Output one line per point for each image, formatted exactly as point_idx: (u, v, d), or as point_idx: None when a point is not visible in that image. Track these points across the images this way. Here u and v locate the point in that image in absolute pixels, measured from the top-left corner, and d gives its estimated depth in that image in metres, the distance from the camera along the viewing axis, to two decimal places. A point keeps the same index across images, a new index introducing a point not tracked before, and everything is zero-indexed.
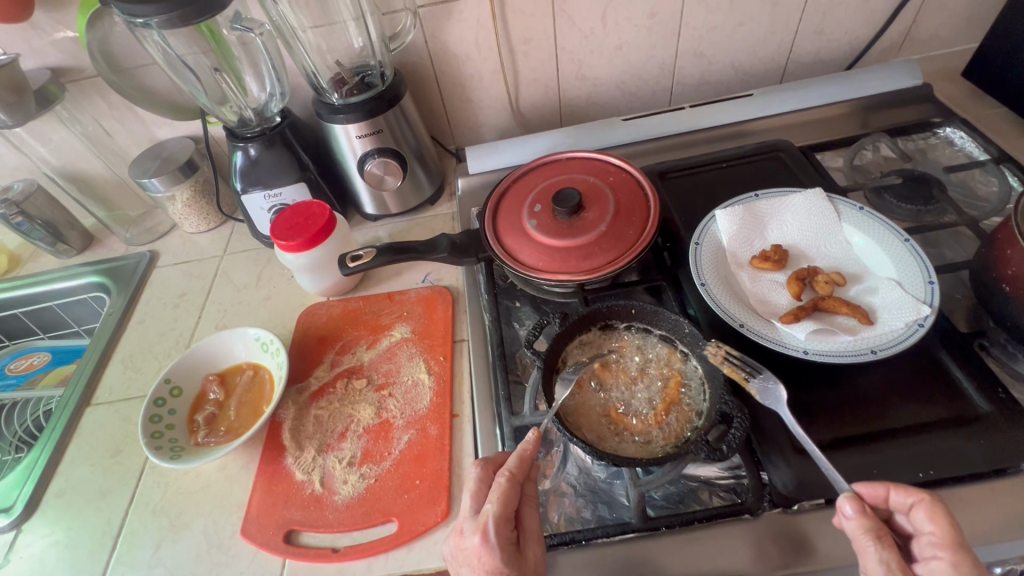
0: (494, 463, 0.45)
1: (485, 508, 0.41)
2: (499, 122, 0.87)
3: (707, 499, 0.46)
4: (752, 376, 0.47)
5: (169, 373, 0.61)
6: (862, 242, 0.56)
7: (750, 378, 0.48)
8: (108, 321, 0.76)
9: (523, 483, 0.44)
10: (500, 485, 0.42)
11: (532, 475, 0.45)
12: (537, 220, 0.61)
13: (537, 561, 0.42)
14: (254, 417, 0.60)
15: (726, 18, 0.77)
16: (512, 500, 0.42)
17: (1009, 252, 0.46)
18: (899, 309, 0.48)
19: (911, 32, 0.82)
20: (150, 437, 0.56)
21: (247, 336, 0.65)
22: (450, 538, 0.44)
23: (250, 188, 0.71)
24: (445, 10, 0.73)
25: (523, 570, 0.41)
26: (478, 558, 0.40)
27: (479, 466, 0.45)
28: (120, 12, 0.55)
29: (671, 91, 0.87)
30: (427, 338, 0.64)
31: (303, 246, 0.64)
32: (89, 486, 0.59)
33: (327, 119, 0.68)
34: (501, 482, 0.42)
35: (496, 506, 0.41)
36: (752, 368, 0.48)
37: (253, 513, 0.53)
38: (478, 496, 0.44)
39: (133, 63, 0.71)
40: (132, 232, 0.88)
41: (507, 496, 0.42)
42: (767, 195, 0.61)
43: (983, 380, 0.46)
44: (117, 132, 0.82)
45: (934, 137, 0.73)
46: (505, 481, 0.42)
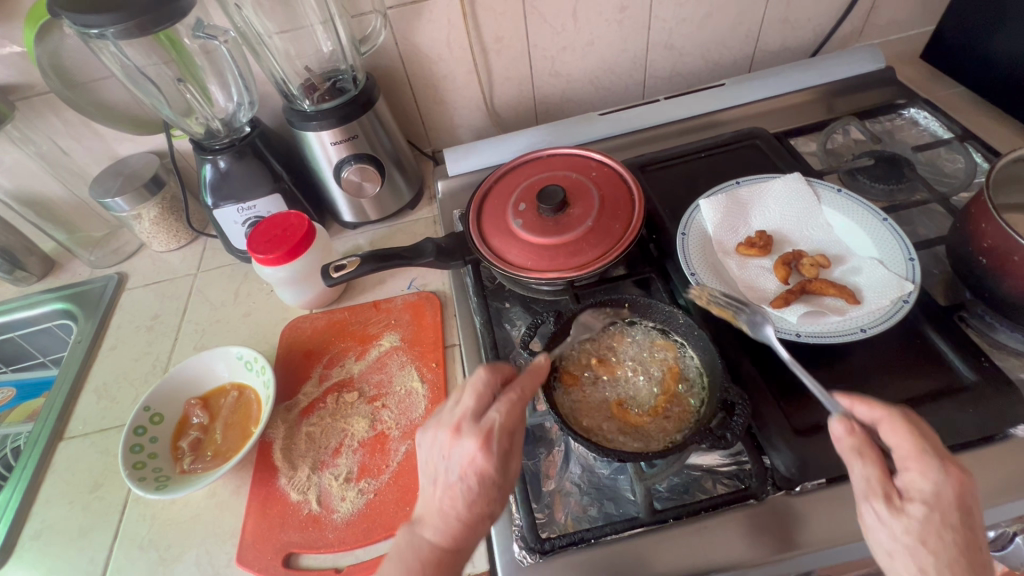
0: (501, 372, 0.44)
1: (490, 416, 0.40)
2: (475, 122, 0.87)
3: (711, 487, 0.47)
4: (740, 313, 0.50)
5: (148, 400, 0.58)
6: (843, 224, 0.57)
7: (737, 315, 0.50)
8: (77, 349, 0.72)
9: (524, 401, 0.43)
10: (507, 400, 0.41)
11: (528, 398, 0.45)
12: (523, 219, 0.60)
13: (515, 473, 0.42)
14: (242, 439, 0.58)
15: (694, 10, 0.78)
16: (515, 415, 0.41)
17: (983, 226, 0.48)
18: (884, 287, 0.50)
19: (871, 18, 0.84)
20: (132, 468, 0.53)
21: (229, 355, 0.62)
22: (434, 431, 0.42)
23: (222, 201, 0.69)
24: (415, 11, 0.72)
25: (505, 479, 0.41)
26: (469, 461, 0.39)
27: (485, 369, 0.43)
28: (72, 23, 0.52)
29: (644, 84, 0.87)
30: (417, 345, 0.63)
31: (282, 259, 0.62)
32: (69, 525, 0.56)
33: (299, 126, 0.66)
34: (510, 398, 0.41)
35: (501, 417, 0.40)
36: (738, 305, 0.51)
37: (248, 539, 0.51)
38: (480, 398, 0.42)
39: (89, 77, 0.68)
40: (98, 254, 0.84)
41: (514, 412, 0.41)
42: (748, 182, 0.62)
43: (967, 351, 0.48)
44: (74, 150, 0.78)
45: (899, 118, 0.75)
46: (514, 398, 0.41)
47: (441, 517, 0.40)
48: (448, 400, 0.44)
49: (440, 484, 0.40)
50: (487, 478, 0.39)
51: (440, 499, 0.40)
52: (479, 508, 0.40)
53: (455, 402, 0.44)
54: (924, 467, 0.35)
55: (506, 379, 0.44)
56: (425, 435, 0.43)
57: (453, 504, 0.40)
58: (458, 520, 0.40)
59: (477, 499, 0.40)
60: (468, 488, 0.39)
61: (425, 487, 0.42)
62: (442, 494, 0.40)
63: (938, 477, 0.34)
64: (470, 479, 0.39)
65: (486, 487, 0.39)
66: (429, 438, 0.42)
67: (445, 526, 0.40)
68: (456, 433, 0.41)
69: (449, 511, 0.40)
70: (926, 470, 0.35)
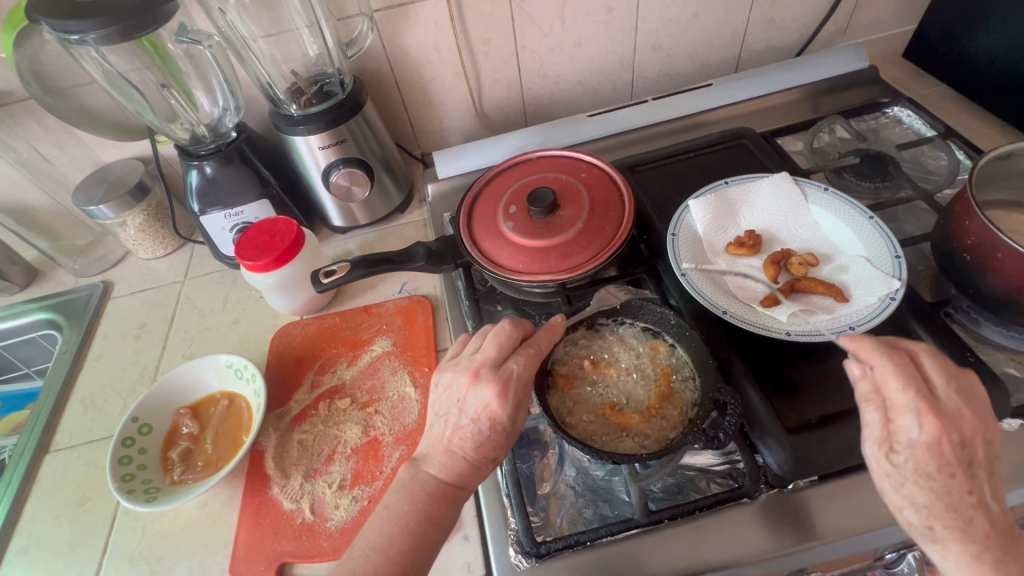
0: (523, 327, 0.47)
1: (511, 366, 0.43)
2: (464, 125, 0.86)
3: (705, 486, 0.47)
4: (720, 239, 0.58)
5: (137, 411, 0.57)
6: (830, 222, 0.57)
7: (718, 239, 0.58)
8: (63, 360, 0.71)
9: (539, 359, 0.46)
10: (529, 356, 0.44)
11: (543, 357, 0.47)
12: (513, 221, 0.60)
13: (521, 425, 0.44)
14: (233, 448, 0.57)
15: (681, 10, 0.79)
16: (533, 368, 0.44)
17: (967, 223, 0.48)
18: (871, 285, 0.50)
19: (854, 17, 0.85)
20: (121, 480, 0.53)
21: (218, 363, 0.61)
22: (452, 374, 0.45)
23: (209, 208, 0.68)
24: (402, 13, 0.71)
25: (514, 431, 0.43)
26: (484, 407, 0.41)
27: (510, 323, 0.46)
28: (51, 29, 0.51)
29: (632, 85, 0.88)
30: (409, 350, 0.63)
31: (271, 265, 0.61)
32: (56, 540, 0.55)
33: (286, 131, 0.66)
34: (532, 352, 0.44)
35: (520, 368, 0.43)
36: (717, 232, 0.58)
37: (241, 550, 0.50)
38: (502, 349, 0.44)
39: (70, 83, 0.67)
40: (82, 263, 0.82)
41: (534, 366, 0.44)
42: (736, 182, 0.62)
43: (954, 347, 0.48)
44: (56, 157, 0.77)
45: (883, 116, 0.76)
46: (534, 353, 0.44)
47: (448, 454, 0.43)
48: (468, 349, 0.47)
49: (453, 424, 0.43)
50: (498, 425, 0.41)
51: (449, 436, 0.43)
52: (484, 451, 0.42)
53: (476, 350, 0.46)
54: (909, 422, 0.35)
55: (526, 336, 0.47)
56: (442, 375, 0.45)
57: (462, 444, 0.42)
58: (464, 459, 0.42)
59: (485, 442, 0.42)
60: (480, 431, 0.42)
61: (435, 425, 0.44)
62: (453, 433, 0.43)
63: (923, 433, 0.34)
64: (482, 424, 0.41)
65: (496, 432, 0.42)
66: (447, 380, 0.45)
67: (451, 464, 0.43)
68: (474, 378, 0.43)
69: (458, 451, 0.42)
70: (910, 424, 0.35)
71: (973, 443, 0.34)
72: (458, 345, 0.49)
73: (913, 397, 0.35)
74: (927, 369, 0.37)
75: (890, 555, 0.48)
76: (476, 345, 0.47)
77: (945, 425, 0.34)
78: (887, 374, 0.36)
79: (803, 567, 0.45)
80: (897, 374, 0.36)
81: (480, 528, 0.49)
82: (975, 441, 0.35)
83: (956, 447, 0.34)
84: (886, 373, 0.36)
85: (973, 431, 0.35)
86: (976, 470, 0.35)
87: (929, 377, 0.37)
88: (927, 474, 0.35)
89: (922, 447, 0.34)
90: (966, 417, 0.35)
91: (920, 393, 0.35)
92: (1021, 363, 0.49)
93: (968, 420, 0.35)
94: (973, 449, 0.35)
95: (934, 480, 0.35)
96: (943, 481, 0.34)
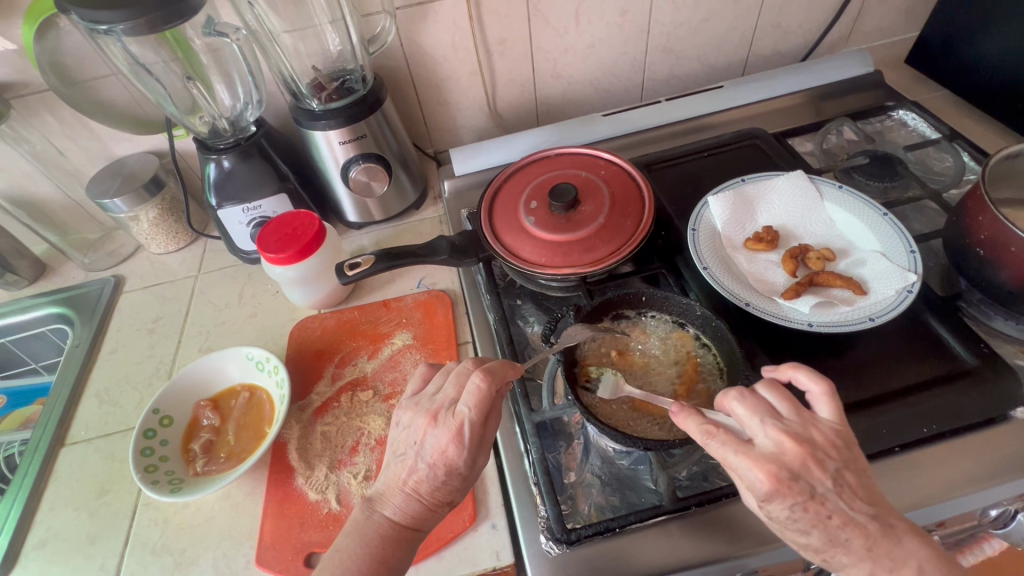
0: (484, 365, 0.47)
1: (462, 409, 0.42)
2: (477, 124, 0.87)
3: (729, 474, 0.48)
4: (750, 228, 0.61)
5: (157, 402, 0.57)
6: (845, 219, 0.59)
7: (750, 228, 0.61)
8: (75, 354, 0.70)
9: (496, 397, 0.45)
10: (475, 390, 0.42)
11: (501, 392, 0.45)
12: (535, 216, 0.61)
13: (480, 467, 0.44)
14: (256, 440, 0.57)
15: (692, 14, 0.80)
16: (484, 407, 0.42)
17: (981, 219, 0.50)
18: (888, 279, 0.52)
19: (857, 24, 0.88)
20: (144, 471, 0.52)
21: (239, 355, 0.61)
22: (413, 413, 0.45)
23: (226, 202, 0.68)
24: (421, 12, 0.72)
25: (472, 473, 0.43)
26: (440, 451, 0.42)
27: (470, 363, 0.46)
28: (80, 19, 0.51)
29: (643, 86, 0.89)
30: (429, 343, 0.63)
31: (293, 258, 0.62)
32: (76, 533, 0.54)
33: (307, 126, 0.66)
34: (477, 386, 0.42)
35: (471, 412, 0.42)
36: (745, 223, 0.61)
37: (267, 540, 0.50)
38: (460, 390, 0.44)
39: (89, 75, 0.66)
40: (93, 257, 0.82)
41: (485, 406, 0.42)
42: (753, 179, 0.64)
43: (968, 338, 0.50)
44: (70, 150, 0.76)
45: (889, 119, 0.78)
46: (482, 388, 0.42)
47: (403, 496, 0.43)
48: (429, 388, 0.46)
49: (409, 467, 0.43)
50: (455, 470, 0.42)
51: (405, 478, 0.43)
52: (440, 495, 0.43)
53: (437, 389, 0.46)
54: (745, 478, 0.34)
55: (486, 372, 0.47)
56: (403, 414, 0.46)
57: (418, 486, 0.43)
58: (420, 501, 0.43)
59: (440, 485, 0.42)
60: (436, 474, 0.42)
61: (392, 464, 0.44)
62: (409, 476, 0.43)
63: (760, 486, 0.33)
64: (438, 468, 0.42)
65: (451, 476, 0.42)
66: (407, 420, 0.45)
67: (406, 506, 0.43)
68: (432, 420, 0.43)
69: (414, 493, 0.43)
70: (747, 481, 0.34)
71: (806, 471, 0.33)
72: (420, 382, 0.49)
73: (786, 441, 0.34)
74: (741, 411, 0.36)
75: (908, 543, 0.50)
76: (438, 383, 0.47)
77: (771, 469, 0.33)
78: (720, 440, 0.35)
79: None
80: (720, 435, 0.35)
81: (507, 517, 0.49)
82: (808, 468, 0.33)
83: (791, 483, 0.33)
84: (717, 443, 0.35)
85: (803, 460, 0.34)
86: (827, 493, 0.33)
87: (747, 422, 0.36)
88: (789, 518, 0.33)
89: (769, 499, 0.33)
90: (789, 450, 0.34)
91: (742, 449, 0.34)
92: None
93: (791, 457, 0.34)
94: (810, 477, 0.33)
95: (798, 520, 0.33)
96: (805, 518, 0.33)
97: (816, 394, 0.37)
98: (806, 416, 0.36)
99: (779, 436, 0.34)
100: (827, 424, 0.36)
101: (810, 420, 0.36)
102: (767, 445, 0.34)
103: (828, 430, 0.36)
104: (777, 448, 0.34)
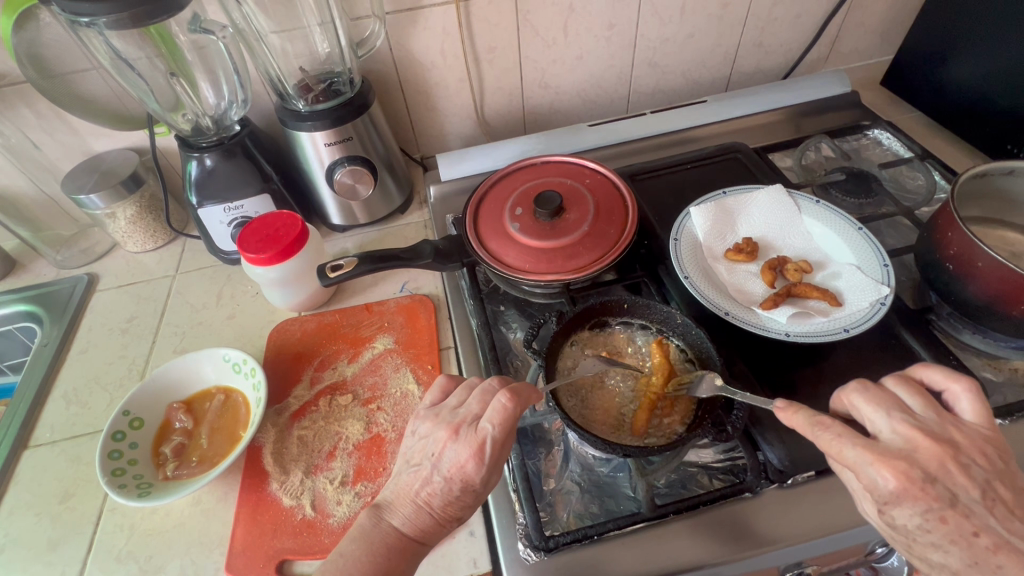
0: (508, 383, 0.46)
1: (485, 426, 0.41)
2: (464, 130, 0.88)
3: (707, 483, 0.48)
4: (727, 241, 0.62)
5: (127, 404, 0.56)
6: (821, 232, 0.61)
7: (727, 241, 0.62)
8: (43, 353, 0.68)
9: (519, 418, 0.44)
10: (500, 407, 0.42)
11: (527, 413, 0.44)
12: (520, 223, 0.61)
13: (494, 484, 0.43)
14: (230, 443, 0.56)
15: (677, 30, 0.82)
16: (509, 426, 0.42)
17: (949, 235, 0.52)
18: (862, 291, 0.53)
19: (835, 46, 0.91)
20: (111, 475, 0.51)
21: (216, 357, 0.60)
22: (432, 424, 0.44)
23: (207, 201, 0.67)
24: (411, 18, 0.72)
25: (487, 488, 0.43)
26: (459, 466, 0.41)
27: (496, 381, 0.45)
28: (61, 10, 0.50)
29: (628, 99, 0.91)
30: (411, 347, 0.63)
31: (274, 259, 0.61)
32: (36, 539, 0.52)
33: (292, 126, 0.66)
34: (503, 403, 0.42)
35: (495, 429, 0.41)
36: (722, 236, 0.62)
37: (238, 547, 0.49)
38: (484, 407, 0.44)
39: (69, 68, 0.65)
40: (65, 255, 0.80)
41: (509, 424, 0.42)
42: (734, 193, 0.65)
43: (939, 350, 0.52)
44: (46, 144, 0.74)
45: (864, 137, 0.80)
46: (507, 406, 0.42)
47: (414, 507, 0.42)
48: (451, 401, 0.46)
49: (424, 478, 0.43)
50: (470, 485, 0.42)
51: (417, 489, 0.43)
52: (451, 510, 0.42)
53: (459, 403, 0.45)
54: (868, 476, 0.34)
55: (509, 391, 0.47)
56: (421, 424, 0.45)
57: (430, 499, 0.42)
58: (430, 515, 0.42)
59: (454, 501, 0.42)
60: (451, 489, 0.42)
61: (404, 474, 0.44)
62: (422, 487, 0.42)
63: (887, 485, 0.33)
64: (454, 483, 0.42)
65: (466, 492, 0.42)
66: (425, 430, 0.45)
67: (415, 518, 0.42)
68: (453, 434, 0.42)
69: (425, 506, 0.42)
70: (872, 479, 0.34)
71: (947, 476, 0.33)
72: (439, 394, 0.48)
73: (856, 447, 0.34)
74: (863, 404, 0.37)
75: (880, 550, 0.51)
76: (460, 397, 0.46)
77: (902, 468, 0.33)
78: (835, 433, 0.36)
79: (800, 561, 0.47)
80: (835, 427, 0.36)
81: (485, 525, 0.49)
82: (948, 470, 0.33)
83: (926, 486, 0.33)
84: (833, 435, 0.36)
85: (940, 461, 0.33)
86: (972, 504, 0.32)
87: (870, 415, 0.37)
88: (921, 527, 0.33)
89: (895, 502, 0.33)
90: (924, 447, 0.34)
91: (865, 443, 0.34)
92: (997, 368, 0.52)
93: (925, 455, 0.34)
94: (951, 482, 0.33)
95: (933, 531, 0.33)
96: (942, 530, 0.32)
97: (959, 392, 0.38)
98: (944, 416, 0.36)
99: (910, 433, 0.35)
100: (971, 428, 0.36)
101: (951, 422, 0.36)
102: (894, 441, 0.35)
103: (975, 434, 0.35)
104: (906, 443, 0.35)
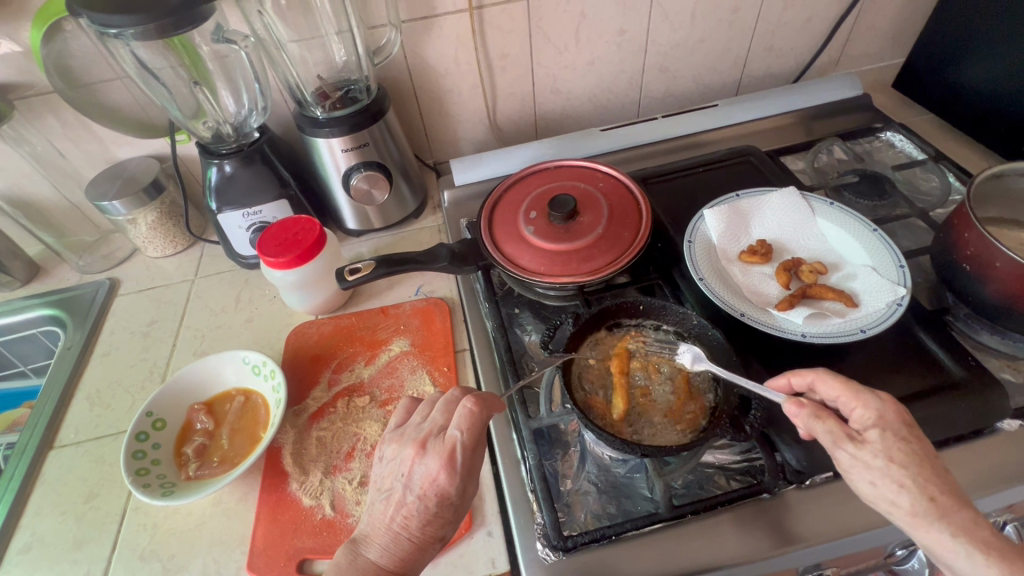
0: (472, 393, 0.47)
1: (452, 433, 0.42)
2: (477, 135, 0.89)
3: (725, 483, 0.48)
4: (739, 243, 0.62)
5: (150, 405, 0.57)
6: (836, 233, 0.61)
7: (740, 243, 0.62)
8: (66, 356, 0.69)
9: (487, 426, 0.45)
10: (466, 413, 0.43)
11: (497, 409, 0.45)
12: (534, 226, 0.62)
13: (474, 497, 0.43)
14: (250, 444, 0.57)
15: (688, 35, 0.83)
16: (476, 431, 0.43)
17: (966, 235, 0.52)
18: (879, 291, 0.53)
19: (846, 50, 0.91)
20: (135, 475, 0.52)
21: (236, 359, 0.61)
22: (398, 445, 0.45)
23: (226, 207, 0.68)
24: (425, 25, 0.74)
25: (463, 505, 0.43)
26: (430, 480, 0.41)
27: (459, 391, 0.46)
28: (91, 22, 0.52)
29: (640, 104, 0.91)
30: (427, 349, 0.63)
31: (293, 263, 0.62)
32: (62, 537, 0.53)
33: (310, 133, 0.67)
34: (467, 409, 0.43)
35: (463, 435, 0.42)
36: (735, 238, 0.62)
37: (259, 546, 0.49)
38: (449, 417, 0.45)
39: (95, 78, 0.67)
40: (88, 259, 0.81)
41: (476, 429, 0.43)
42: (748, 194, 0.66)
43: (956, 351, 0.51)
44: (71, 153, 0.77)
45: (877, 140, 0.80)
46: (473, 411, 0.43)
47: (390, 535, 0.42)
48: (414, 418, 0.46)
49: (396, 502, 0.42)
50: (446, 499, 0.42)
51: (392, 515, 0.42)
52: (431, 530, 0.42)
53: (424, 419, 0.46)
54: None
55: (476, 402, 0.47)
56: (388, 448, 0.45)
57: (407, 523, 0.42)
58: (408, 541, 0.42)
59: (431, 519, 0.42)
60: (427, 505, 0.41)
61: (376, 503, 0.44)
62: (396, 512, 0.42)
63: None
64: (428, 499, 0.41)
65: (443, 507, 0.42)
66: (392, 453, 0.45)
67: (392, 547, 0.41)
68: (420, 449, 0.43)
69: (401, 532, 0.42)
70: None
71: None
72: (404, 415, 0.49)
73: None
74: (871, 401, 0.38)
75: (900, 553, 0.51)
76: (424, 413, 0.47)
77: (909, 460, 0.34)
78: None
79: (818, 563, 0.46)
80: None
81: (504, 525, 0.49)
82: None
83: None
84: None
85: None
86: None
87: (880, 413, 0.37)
88: None
89: None
90: None
91: None
92: (1016, 369, 0.52)
93: None
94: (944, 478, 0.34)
95: None
96: None
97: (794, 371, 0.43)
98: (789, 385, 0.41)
99: None
100: None
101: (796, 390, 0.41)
102: None
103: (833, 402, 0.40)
104: None
